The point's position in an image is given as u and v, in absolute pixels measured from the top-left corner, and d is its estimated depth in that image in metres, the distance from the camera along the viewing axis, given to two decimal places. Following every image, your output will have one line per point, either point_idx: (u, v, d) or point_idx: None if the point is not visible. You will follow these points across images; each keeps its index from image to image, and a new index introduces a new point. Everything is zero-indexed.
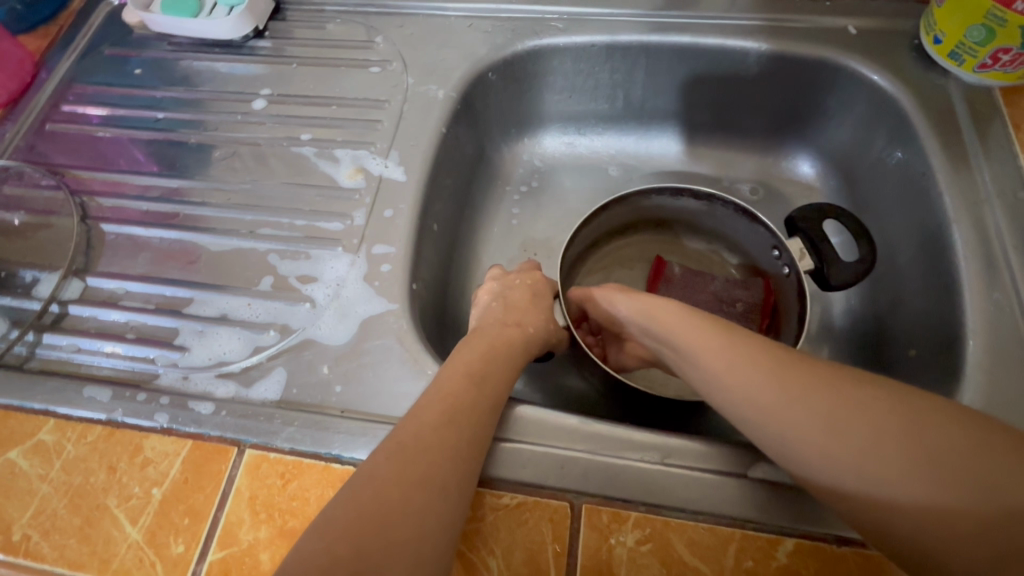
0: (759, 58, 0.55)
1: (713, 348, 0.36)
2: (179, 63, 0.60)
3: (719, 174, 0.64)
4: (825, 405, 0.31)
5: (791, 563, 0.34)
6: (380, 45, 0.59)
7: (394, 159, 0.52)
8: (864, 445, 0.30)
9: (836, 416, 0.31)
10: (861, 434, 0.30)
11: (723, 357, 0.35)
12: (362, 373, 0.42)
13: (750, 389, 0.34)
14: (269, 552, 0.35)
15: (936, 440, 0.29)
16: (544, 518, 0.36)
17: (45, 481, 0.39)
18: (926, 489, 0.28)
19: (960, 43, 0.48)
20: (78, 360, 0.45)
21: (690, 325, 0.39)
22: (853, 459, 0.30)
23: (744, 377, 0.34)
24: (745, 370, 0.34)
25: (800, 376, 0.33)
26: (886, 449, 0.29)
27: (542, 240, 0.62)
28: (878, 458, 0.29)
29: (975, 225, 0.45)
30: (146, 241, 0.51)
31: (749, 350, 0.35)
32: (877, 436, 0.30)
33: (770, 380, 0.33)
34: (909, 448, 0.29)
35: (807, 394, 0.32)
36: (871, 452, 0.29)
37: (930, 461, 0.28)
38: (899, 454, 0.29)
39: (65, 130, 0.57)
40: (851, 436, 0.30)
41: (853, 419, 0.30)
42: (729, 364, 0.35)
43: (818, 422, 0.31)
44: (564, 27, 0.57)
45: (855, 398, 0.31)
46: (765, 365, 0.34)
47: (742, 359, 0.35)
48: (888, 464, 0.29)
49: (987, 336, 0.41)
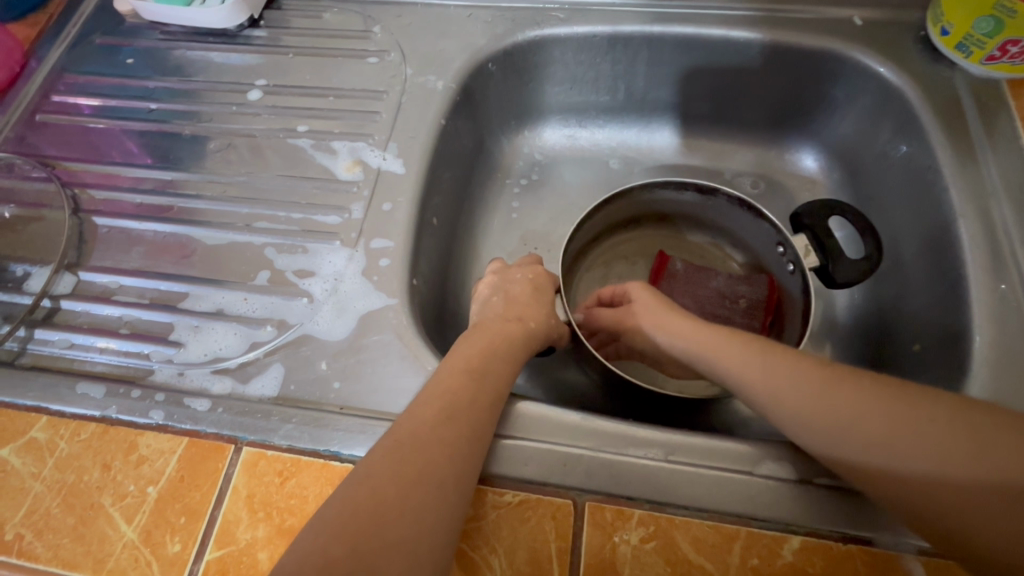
0: (763, 50, 0.55)
1: (744, 355, 0.37)
2: (173, 52, 0.58)
3: (721, 167, 0.63)
4: (858, 402, 0.33)
5: (797, 561, 0.33)
6: (378, 35, 0.58)
7: (393, 152, 0.51)
8: (899, 438, 0.31)
9: (870, 412, 0.32)
10: (905, 428, 0.31)
11: (748, 360, 0.37)
12: (361, 369, 0.42)
13: (780, 389, 0.35)
14: (267, 551, 0.35)
15: (968, 433, 0.30)
16: (547, 515, 0.35)
17: (38, 479, 0.38)
18: (969, 475, 0.30)
19: (968, 35, 0.48)
20: (70, 355, 0.44)
21: (708, 335, 0.40)
22: (890, 452, 0.31)
23: (772, 379, 0.35)
24: (774, 372, 0.36)
25: (831, 375, 0.34)
26: (929, 441, 0.31)
27: (542, 234, 0.61)
28: (914, 450, 0.31)
29: (982, 219, 0.44)
30: (140, 235, 0.50)
31: (774, 353, 0.37)
32: (919, 429, 0.31)
33: (800, 380, 0.35)
34: (939, 439, 0.31)
35: (847, 392, 0.33)
36: (917, 444, 0.31)
37: (964, 452, 0.30)
38: (929, 442, 0.31)
39: (55, 121, 0.56)
40: (894, 430, 0.31)
41: (881, 413, 0.32)
42: (756, 367, 0.36)
43: (861, 417, 0.32)
44: (565, 17, 0.56)
45: (888, 395, 0.33)
46: (793, 367, 0.35)
47: (775, 363, 0.36)
48: (924, 455, 0.31)
49: (994, 331, 0.40)
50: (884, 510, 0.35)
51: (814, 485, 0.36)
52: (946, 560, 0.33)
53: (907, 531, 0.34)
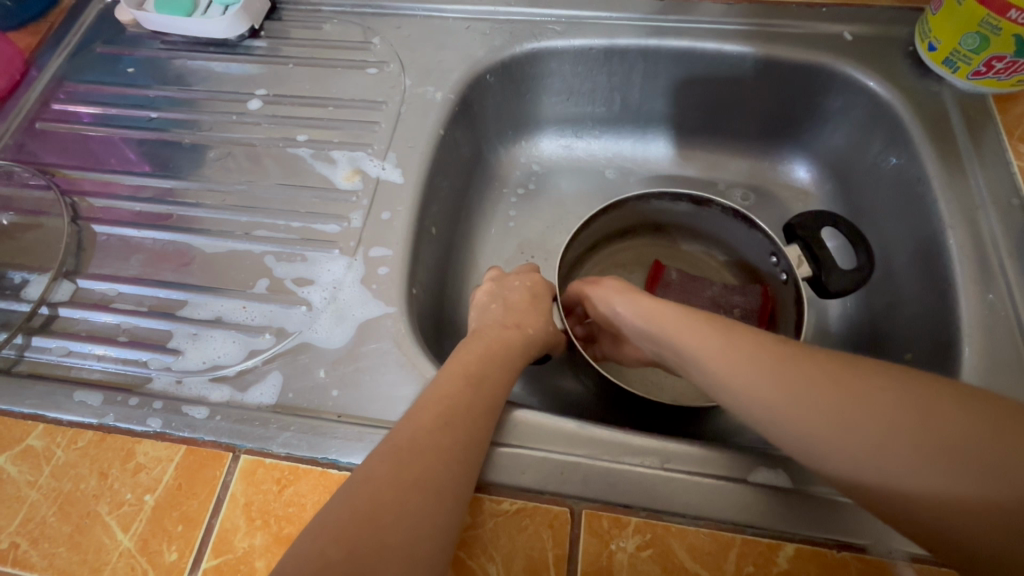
0: (755, 63, 0.56)
1: (713, 350, 0.36)
2: (174, 62, 0.59)
3: (714, 177, 0.64)
4: (827, 400, 0.32)
5: (791, 569, 0.34)
6: (377, 46, 0.58)
7: (392, 161, 0.52)
8: (867, 430, 0.30)
9: (836, 410, 0.31)
10: (871, 429, 0.30)
11: (715, 352, 0.36)
12: (359, 377, 0.42)
13: (749, 388, 0.34)
14: (265, 559, 0.35)
15: (946, 429, 0.29)
16: (544, 523, 0.35)
17: (34, 487, 0.38)
18: (936, 481, 0.29)
19: (955, 50, 0.49)
20: (68, 363, 0.44)
21: (680, 327, 0.39)
22: (859, 453, 0.30)
23: (742, 375, 0.35)
24: (745, 369, 0.35)
25: (798, 367, 0.34)
26: (894, 444, 0.30)
27: (538, 243, 0.62)
28: (886, 451, 0.30)
29: (970, 230, 0.45)
30: (139, 243, 0.50)
31: (747, 347, 0.36)
32: (884, 431, 0.30)
33: (771, 378, 0.34)
34: (906, 442, 0.30)
35: (812, 389, 0.32)
36: (881, 446, 0.30)
37: (938, 449, 0.29)
38: (895, 444, 0.30)
39: (55, 129, 0.56)
40: (860, 432, 0.30)
41: (847, 413, 0.31)
42: (726, 362, 0.36)
43: (824, 416, 0.31)
44: (562, 30, 0.57)
45: (856, 392, 0.31)
46: (763, 354, 0.35)
47: (747, 359, 0.35)
48: (896, 454, 0.30)
49: (982, 340, 0.41)
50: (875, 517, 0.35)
51: (807, 493, 0.37)
52: (937, 565, 0.34)
53: (899, 539, 0.35)
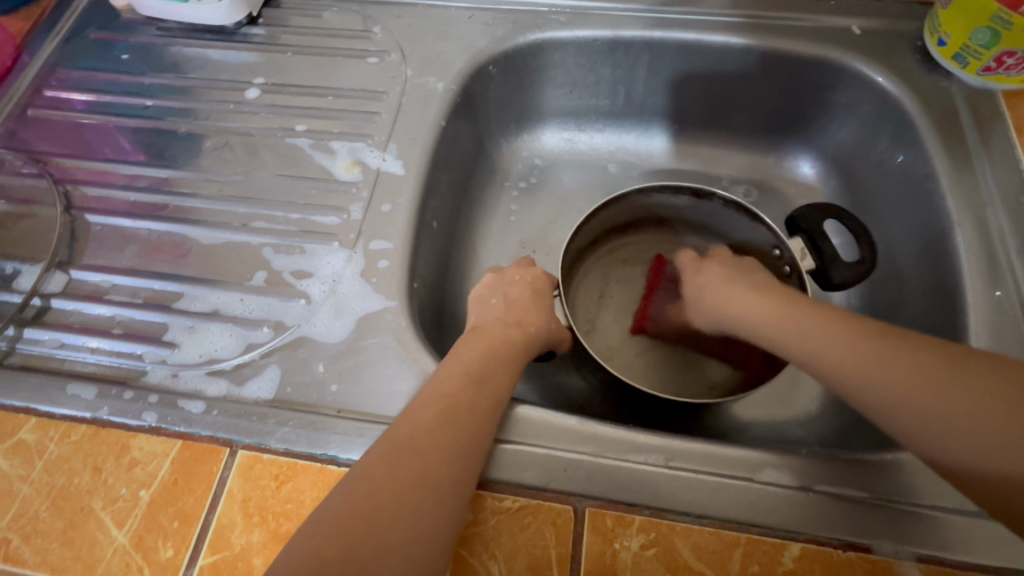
0: (761, 57, 0.55)
1: (765, 311, 0.41)
2: (169, 49, 0.58)
3: (718, 172, 0.64)
4: (866, 351, 0.35)
5: (797, 568, 0.33)
6: (378, 35, 0.57)
7: (393, 153, 0.51)
8: (893, 379, 0.33)
9: (872, 359, 0.34)
10: (900, 377, 0.33)
11: (769, 312, 0.41)
12: (359, 371, 0.41)
13: (797, 337, 0.38)
14: (262, 556, 0.34)
15: (967, 383, 0.32)
16: (547, 522, 0.35)
17: (26, 481, 0.37)
18: (952, 423, 0.31)
19: (965, 46, 0.48)
20: (60, 355, 0.43)
21: (733, 294, 0.44)
22: (888, 395, 0.33)
23: (792, 328, 0.39)
24: (795, 322, 0.39)
25: (842, 324, 0.37)
26: (918, 391, 0.32)
27: (540, 237, 0.61)
28: (911, 396, 0.33)
29: (978, 227, 0.45)
30: (133, 233, 0.49)
31: (797, 307, 0.40)
32: (910, 379, 0.33)
33: (817, 329, 0.37)
34: (930, 389, 0.32)
35: (851, 342, 0.36)
36: (907, 392, 0.33)
37: (957, 399, 0.31)
38: (920, 392, 0.32)
39: (47, 116, 0.55)
40: (890, 379, 0.33)
41: (883, 362, 0.34)
42: (777, 319, 0.40)
43: (859, 362, 0.35)
44: (566, 21, 0.56)
45: (891, 348, 0.34)
46: (810, 314, 0.39)
47: (795, 316, 0.39)
48: (918, 399, 0.32)
49: (990, 338, 0.41)
50: (880, 518, 0.35)
51: (814, 492, 0.36)
52: (945, 566, 0.34)
53: (906, 539, 0.34)
